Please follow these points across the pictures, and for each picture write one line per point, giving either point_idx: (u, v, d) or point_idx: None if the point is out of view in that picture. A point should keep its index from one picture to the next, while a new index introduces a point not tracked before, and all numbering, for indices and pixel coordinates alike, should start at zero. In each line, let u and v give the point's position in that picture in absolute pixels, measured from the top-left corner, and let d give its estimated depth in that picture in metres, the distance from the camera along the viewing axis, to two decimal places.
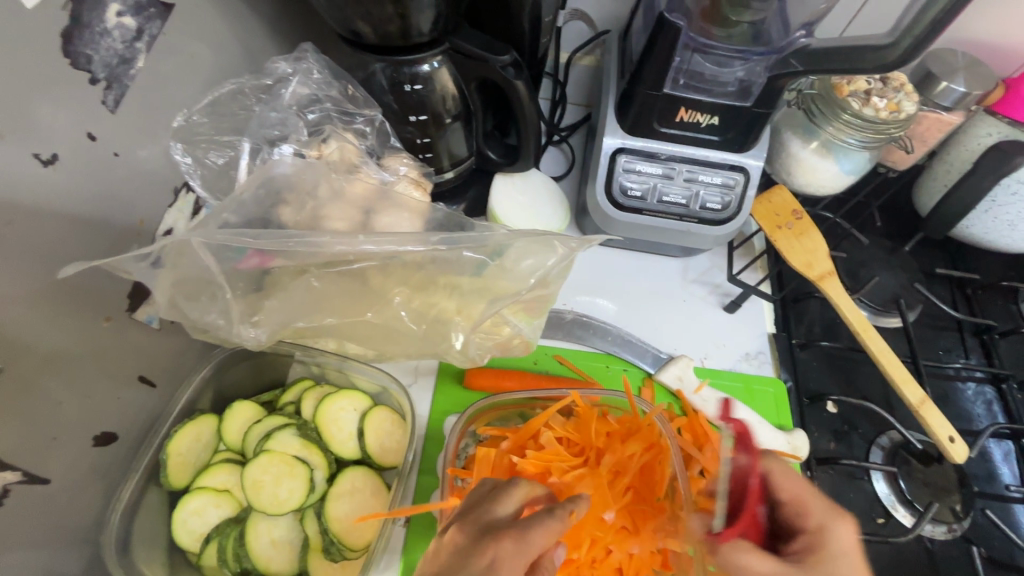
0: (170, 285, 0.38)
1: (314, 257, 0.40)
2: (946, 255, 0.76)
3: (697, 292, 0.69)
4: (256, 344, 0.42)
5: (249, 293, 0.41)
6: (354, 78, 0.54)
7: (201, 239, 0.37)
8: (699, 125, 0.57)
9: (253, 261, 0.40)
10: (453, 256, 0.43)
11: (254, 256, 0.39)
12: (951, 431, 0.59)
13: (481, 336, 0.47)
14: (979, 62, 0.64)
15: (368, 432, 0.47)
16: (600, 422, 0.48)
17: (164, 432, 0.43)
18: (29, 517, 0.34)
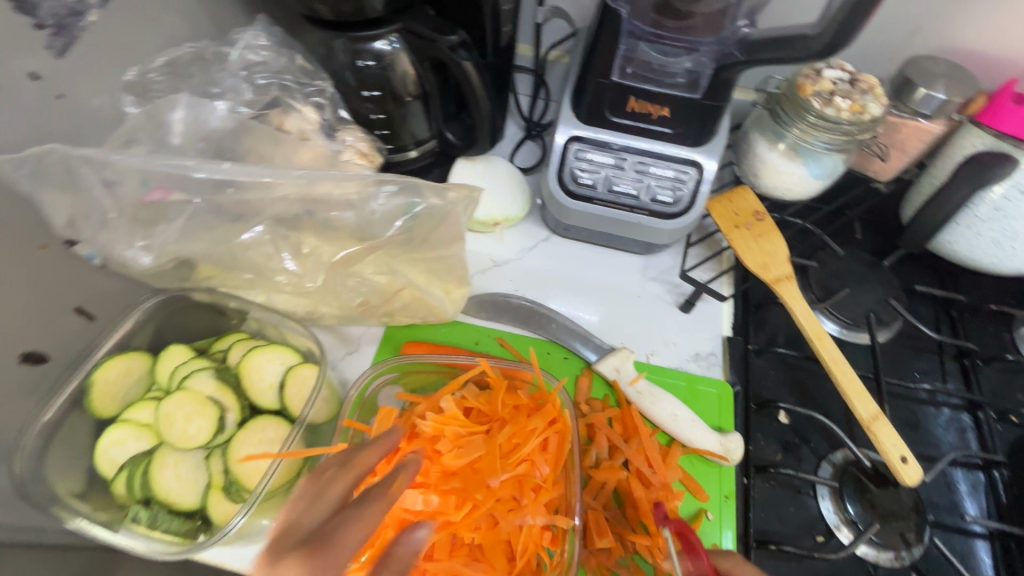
0: (69, 207, 0.41)
1: None
2: (932, 273, 0.72)
3: (654, 289, 0.68)
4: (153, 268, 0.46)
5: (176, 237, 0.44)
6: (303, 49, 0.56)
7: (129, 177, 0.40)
8: (650, 117, 0.58)
9: None
10: None
11: None
12: (904, 451, 0.56)
13: (395, 297, 0.52)
14: (961, 69, 0.62)
15: (288, 385, 0.48)
16: (510, 395, 0.49)
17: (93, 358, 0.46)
18: None
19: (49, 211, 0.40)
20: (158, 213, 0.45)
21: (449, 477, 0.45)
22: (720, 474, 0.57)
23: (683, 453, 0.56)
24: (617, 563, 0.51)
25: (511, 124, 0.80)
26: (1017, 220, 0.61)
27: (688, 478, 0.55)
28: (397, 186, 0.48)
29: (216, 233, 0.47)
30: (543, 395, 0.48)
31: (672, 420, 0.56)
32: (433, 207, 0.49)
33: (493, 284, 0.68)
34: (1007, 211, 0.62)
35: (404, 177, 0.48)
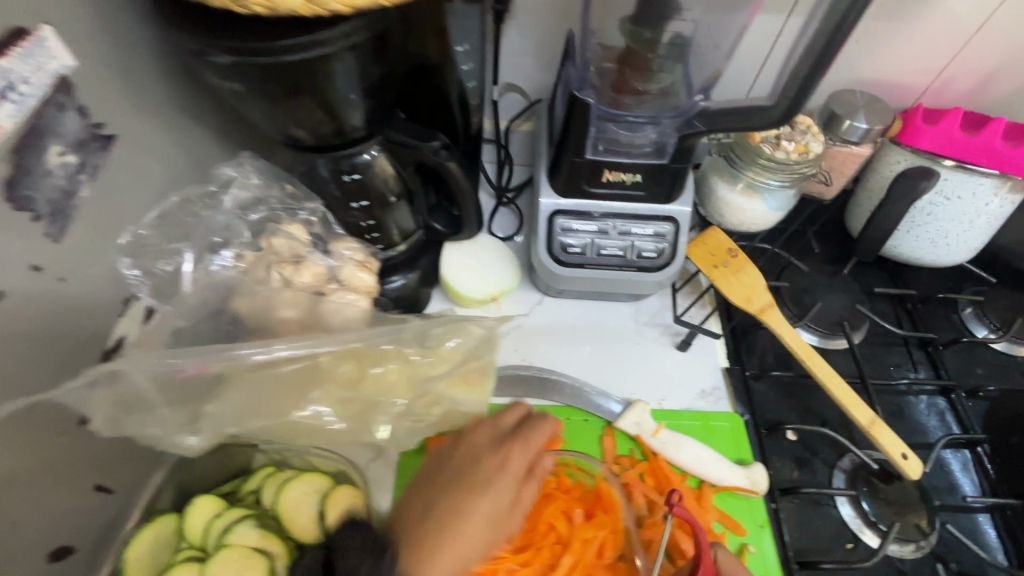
0: (109, 403, 0.41)
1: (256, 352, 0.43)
2: (883, 272, 0.80)
3: (650, 333, 0.72)
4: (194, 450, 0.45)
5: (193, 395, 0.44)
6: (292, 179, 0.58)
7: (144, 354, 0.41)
8: (625, 183, 0.61)
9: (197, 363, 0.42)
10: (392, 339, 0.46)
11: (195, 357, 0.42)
12: (903, 448, 0.61)
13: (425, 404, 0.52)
14: (875, 99, 0.70)
15: (329, 513, 0.47)
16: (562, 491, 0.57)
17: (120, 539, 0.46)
18: None
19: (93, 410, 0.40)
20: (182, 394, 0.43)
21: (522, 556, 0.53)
22: (751, 506, 0.60)
23: (715, 492, 0.59)
24: None
25: (484, 194, 0.83)
26: (947, 221, 0.70)
27: (725, 516, 0.58)
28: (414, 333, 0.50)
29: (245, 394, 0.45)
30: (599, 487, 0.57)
31: (699, 463, 0.59)
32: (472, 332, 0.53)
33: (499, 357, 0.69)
34: (938, 216, 0.70)
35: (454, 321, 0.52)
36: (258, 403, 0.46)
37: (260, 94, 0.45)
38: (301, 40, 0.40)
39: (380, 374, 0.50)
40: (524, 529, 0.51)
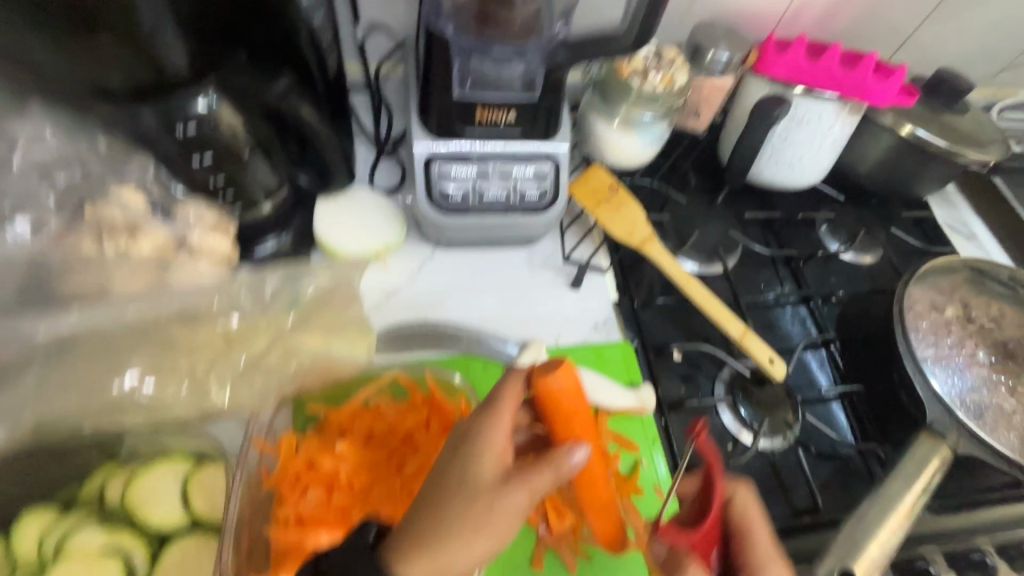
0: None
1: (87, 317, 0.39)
2: (753, 198, 0.87)
3: (544, 277, 0.73)
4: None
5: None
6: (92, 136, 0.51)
7: None
8: (500, 123, 0.60)
9: None
10: None
11: None
12: (770, 354, 0.68)
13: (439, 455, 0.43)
14: (734, 29, 0.73)
15: (194, 495, 0.45)
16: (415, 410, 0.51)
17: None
18: None
19: None
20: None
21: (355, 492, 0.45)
22: (643, 426, 0.63)
23: (609, 416, 0.63)
24: (584, 536, 0.55)
25: (362, 147, 0.77)
26: (800, 144, 0.76)
27: (619, 437, 0.62)
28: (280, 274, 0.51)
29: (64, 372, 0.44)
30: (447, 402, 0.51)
31: (594, 390, 0.61)
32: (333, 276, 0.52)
33: (394, 314, 0.67)
34: (793, 140, 0.76)
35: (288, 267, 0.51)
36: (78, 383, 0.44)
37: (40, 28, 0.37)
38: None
39: None
40: (383, 440, 0.49)
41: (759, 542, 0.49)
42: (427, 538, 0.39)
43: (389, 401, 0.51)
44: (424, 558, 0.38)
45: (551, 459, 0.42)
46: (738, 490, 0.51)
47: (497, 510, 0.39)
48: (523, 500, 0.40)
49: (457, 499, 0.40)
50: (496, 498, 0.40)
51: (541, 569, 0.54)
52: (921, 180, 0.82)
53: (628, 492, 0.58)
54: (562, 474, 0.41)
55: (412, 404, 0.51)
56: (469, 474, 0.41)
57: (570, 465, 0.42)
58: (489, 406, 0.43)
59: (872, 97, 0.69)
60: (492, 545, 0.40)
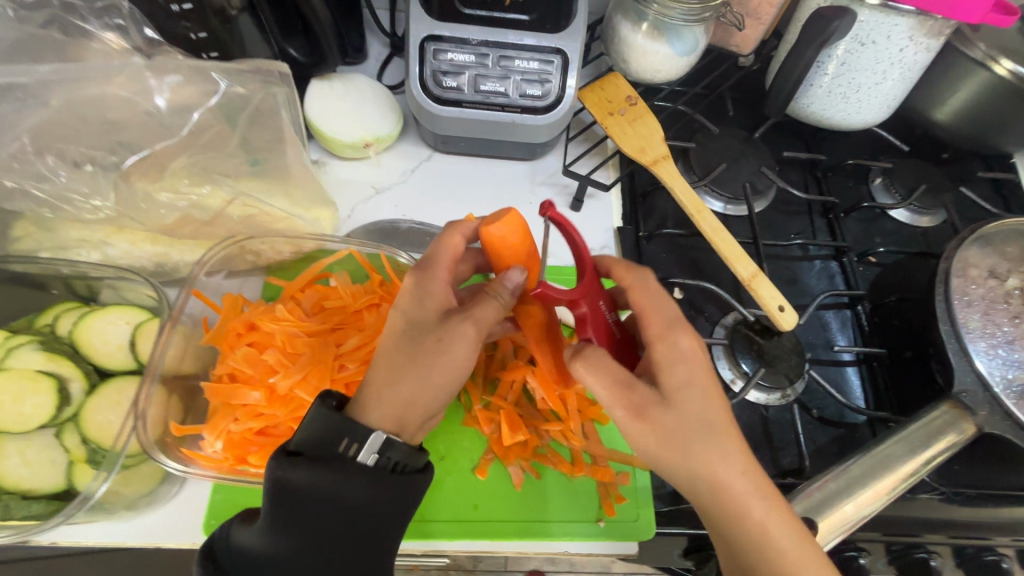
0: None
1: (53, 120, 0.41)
2: (799, 140, 0.77)
3: (544, 194, 0.67)
4: None
5: None
6: None
7: None
8: (503, 4, 0.56)
9: None
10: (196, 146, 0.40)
11: None
12: (781, 301, 0.60)
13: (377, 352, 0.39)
14: None
15: (140, 342, 0.44)
16: (368, 292, 0.48)
17: None
18: None
19: None
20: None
21: (290, 360, 0.44)
22: None
23: None
24: (535, 452, 0.52)
25: (375, 43, 0.74)
26: (860, 71, 0.65)
27: None
28: (185, 73, 0.47)
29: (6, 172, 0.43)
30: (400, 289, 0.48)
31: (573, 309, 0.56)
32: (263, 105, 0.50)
33: (377, 211, 0.64)
34: (851, 65, 0.65)
35: (190, 66, 0.47)
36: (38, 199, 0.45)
37: None
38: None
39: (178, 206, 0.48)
40: (333, 313, 0.47)
41: (652, 315, 0.41)
42: (381, 382, 0.37)
43: (345, 277, 0.49)
44: (381, 404, 0.37)
45: (488, 289, 0.40)
46: (638, 276, 0.43)
47: (447, 343, 0.37)
48: (475, 334, 0.38)
49: (409, 337, 0.38)
50: (443, 332, 0.37)
51: (484, 478, 0.51)
52: (1010, 130, 0.69)
53: (591, 416, 0.54)
54: (504, 299, 0.40)
55: (368, 286, 0.48)
56: (414, 314, 0.39)
57: (509, 290, 0.40)
58: (426, 263, 0.41)
59: (959, 13, 0.57)
60: (452, 382, 0.38)
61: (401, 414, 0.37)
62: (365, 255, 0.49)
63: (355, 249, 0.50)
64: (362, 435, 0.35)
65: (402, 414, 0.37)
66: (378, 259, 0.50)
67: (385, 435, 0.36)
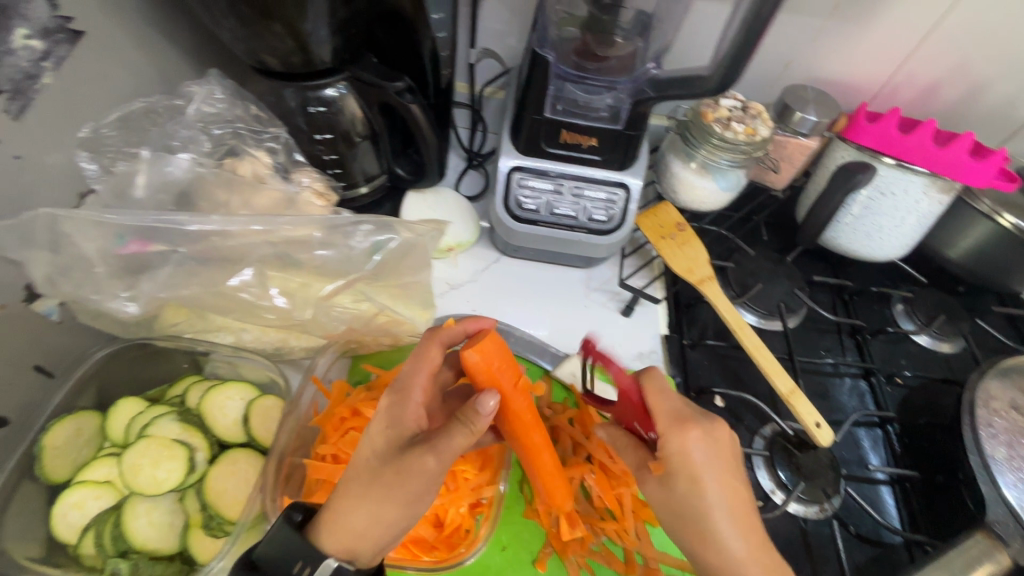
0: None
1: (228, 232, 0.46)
2: (825, 264, 0.86)
3: (598, 299, 0.75)
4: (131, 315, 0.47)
5: (124, 273, 0.46)
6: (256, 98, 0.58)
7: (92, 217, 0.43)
8: (581, 146, 0.65)
9: (133, 247, 0.45)
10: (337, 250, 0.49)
11: (132, 241, 0.44)
12: (818, 418, 0.65)
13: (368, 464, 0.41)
14: (825, 95, 0.74)
15: (252, 417, 0.50)
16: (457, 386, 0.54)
17: (39, 426, 0.45)
18: None
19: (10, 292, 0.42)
20: (136, 263, 0.46)
21: None
22: None
23: None
24: (590, 550, 0.56)
25: (454, 158, 0.85)
26: (881, 215, 0.75)
27: None
28: (374, 224, 0.50)
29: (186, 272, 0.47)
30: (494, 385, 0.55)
31: None
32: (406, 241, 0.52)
33: (451, 306, 0.71)
34: (873, 210, 0.75)
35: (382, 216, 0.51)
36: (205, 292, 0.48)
37: (234, 11, 0.47)
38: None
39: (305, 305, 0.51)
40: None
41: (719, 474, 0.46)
42: (339, 508, 0.40)
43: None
44: (338, 530, 0.39)
45: (458, 414, 0.42)
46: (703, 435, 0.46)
47: (405, 474, 0.39)
48: (435, 464, 0.40)
49: (381, 458, 0.41)
50: (403, 461, 0.40)
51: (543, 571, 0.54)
52: (1018, 274, 0.77)
53: (643, 518, 0.57)
54: (474, 427, 0.41)
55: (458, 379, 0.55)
56: (392, 435, 0.42)
57: (479, 414, 0.41)
58: (398, 386, 0.44)
59: (964, 177, 0.68)
60: (405, 514, 0.40)
61: (354, 545, 0.39)
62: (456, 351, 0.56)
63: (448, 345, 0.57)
64: (317, 557, 0.38)
65: (353, 544, 0.39)
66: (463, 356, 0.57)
67: (335, 562, 0.38)
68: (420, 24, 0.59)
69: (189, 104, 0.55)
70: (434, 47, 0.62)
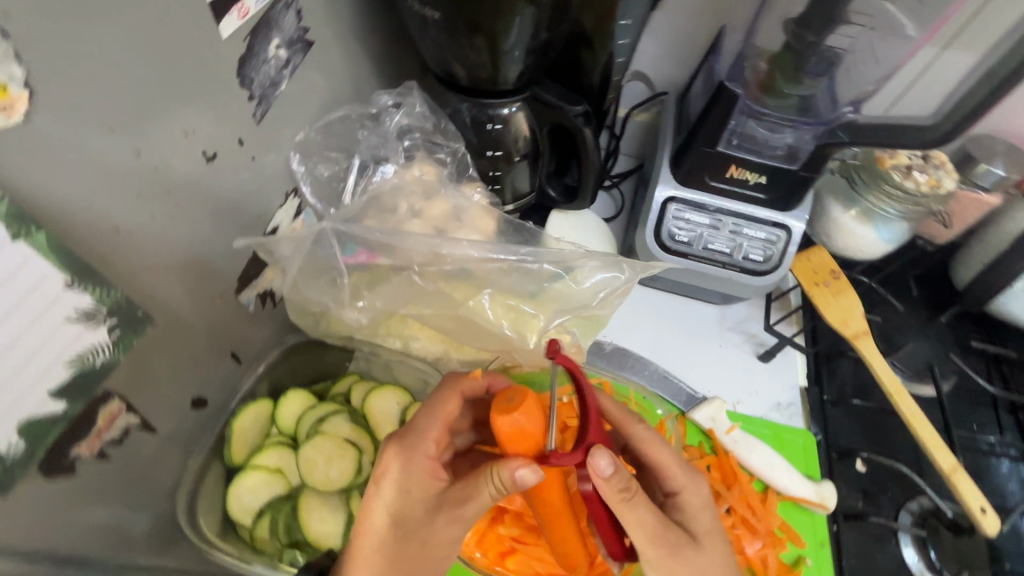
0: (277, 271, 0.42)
1: (430, 247, 0.45)
2: (983, 329, 0.78)
3: (733, 339, 0.72)
4: (359, 322, 0.50)
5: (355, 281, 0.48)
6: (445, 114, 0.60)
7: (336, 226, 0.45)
8: (747, 182, 0.62)
9: (364, 257, 0.47)
10: (536, 266, 0.48)
11: (365, 253, 0.47)
12: (984, 502, 0.59)
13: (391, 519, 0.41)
14: (1016, 149, 0.68)
15: (410, 426, 0.50)
16: None
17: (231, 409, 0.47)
18: (127, 482, 0.38)
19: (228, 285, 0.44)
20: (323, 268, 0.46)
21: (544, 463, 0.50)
22: (814, 521, 0.60)
23: (778, 499, 0.60)
24: None
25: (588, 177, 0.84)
26: None
27: (787, 525, 0.58)
28: (603, 260, 0.48)
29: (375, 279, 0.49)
30: None
31: (768, 467, 0.59)
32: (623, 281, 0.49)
33: None
34: None
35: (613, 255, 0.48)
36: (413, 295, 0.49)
37: (448, 27, 0.47)
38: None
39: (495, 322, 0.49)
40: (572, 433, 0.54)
41: None
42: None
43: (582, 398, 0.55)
44: None
45: (491, 472, 0.38)
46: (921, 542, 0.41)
47: (433, 544, 0.39)
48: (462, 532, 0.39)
49: (396, 527, 0.40)
50: (427, 533, 0.39)
51: None
52: None
53: None
54: (509, 491, 0.38)
55: None
56: (405, 503, 0.40)
57: (518, 480, 0.37)
58: (404, 439, 0.42)
59: None
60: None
61: None
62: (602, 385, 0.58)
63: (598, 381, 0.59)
64: None
65: None
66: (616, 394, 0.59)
67: None
68: (601, 43, 0.57)
69: (388, 116, 0.57)
70: (613, 55, 0.60)
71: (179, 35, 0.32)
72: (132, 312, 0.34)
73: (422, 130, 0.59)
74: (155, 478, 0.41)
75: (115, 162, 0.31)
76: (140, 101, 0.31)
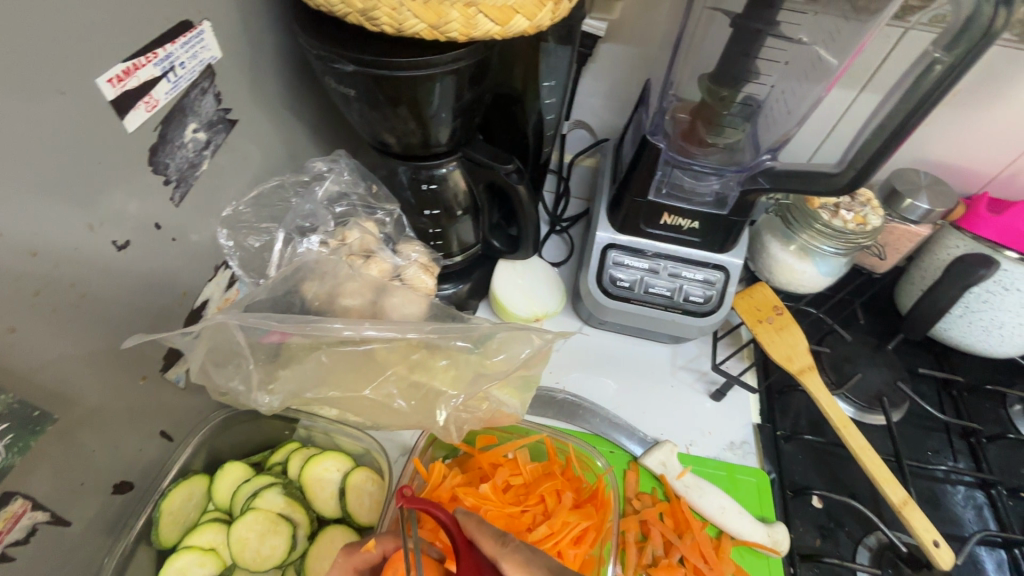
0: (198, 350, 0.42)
1: (329, 336, 0.44)
2: (930, 354, 0.80)
3: (684, 378, 0.72)
4: (269, 409, 0.46)
5: (268, 361, 0.45)
6: (377, 178, 0.62)
7: (239, 319, 0.42)
8: (681, 228, 0.64)
9: (275, 337, 0.44)
10: (447, 342, 0.47)
11: (276, 334, 0.43)
12: (937, 536, 0.58)
13: None
14: (940, 182, 0.71)
15: (349, 493, 0.50)
16: (551, 478, 0.55)
17: (160, 490, 0.46)
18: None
19: (151, 367, 0.44)
20: (229, 351, 0.44)
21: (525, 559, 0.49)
22: (769, 564, 0.59)
23: (732, 545, 0.59)
24: None
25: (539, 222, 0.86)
26: (1003, 310, 0.69)
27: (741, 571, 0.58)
28: (511, 329, 0.48)
29: (293, 368, 0.46)
30: (594, 486, 0.55)
31: (720, 512, 0.59)
32: (536, 349, 0.49)
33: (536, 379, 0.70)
34: (995, 305, 0.70)
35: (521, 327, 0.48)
36: (328, 374, 0.46)
37: (367, 100, 0.49)
38: (414, 60, 0.44)
39: (403, 406, 0.48)
40: (517, 491, 0.55)
41: None
42: None
43: (526, 454, 0.57)
44: None
45: None
46: None
47: None
48: None
49: None
50: None
51: None
52: None
53: None
54: None
55: (548, 468, 0.57)
56: None
57: None
58: None
59: None
60: None
61: None
62: (553, 442, 0.57)
63: (547, 438, 0.57)
64: None
65: None
66: (569, 451, 0.58)
67: None
68: (529, 101, 0.60)
69: (319, 184, 0.58)
70: (541, 113, 0.63)
71: (77, 134, 0.33)
72: (28, 413, 0.33)
73: (357, 194, 0.60)
74: (71, 571, 0.40)
75: (10, 265, 0.31)
76: (36, 203, 0.32)
